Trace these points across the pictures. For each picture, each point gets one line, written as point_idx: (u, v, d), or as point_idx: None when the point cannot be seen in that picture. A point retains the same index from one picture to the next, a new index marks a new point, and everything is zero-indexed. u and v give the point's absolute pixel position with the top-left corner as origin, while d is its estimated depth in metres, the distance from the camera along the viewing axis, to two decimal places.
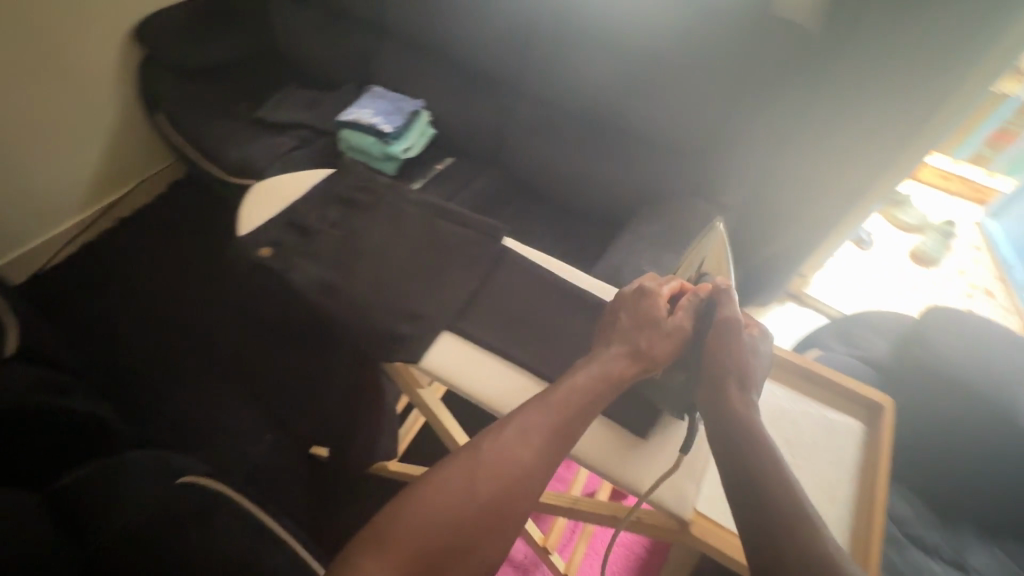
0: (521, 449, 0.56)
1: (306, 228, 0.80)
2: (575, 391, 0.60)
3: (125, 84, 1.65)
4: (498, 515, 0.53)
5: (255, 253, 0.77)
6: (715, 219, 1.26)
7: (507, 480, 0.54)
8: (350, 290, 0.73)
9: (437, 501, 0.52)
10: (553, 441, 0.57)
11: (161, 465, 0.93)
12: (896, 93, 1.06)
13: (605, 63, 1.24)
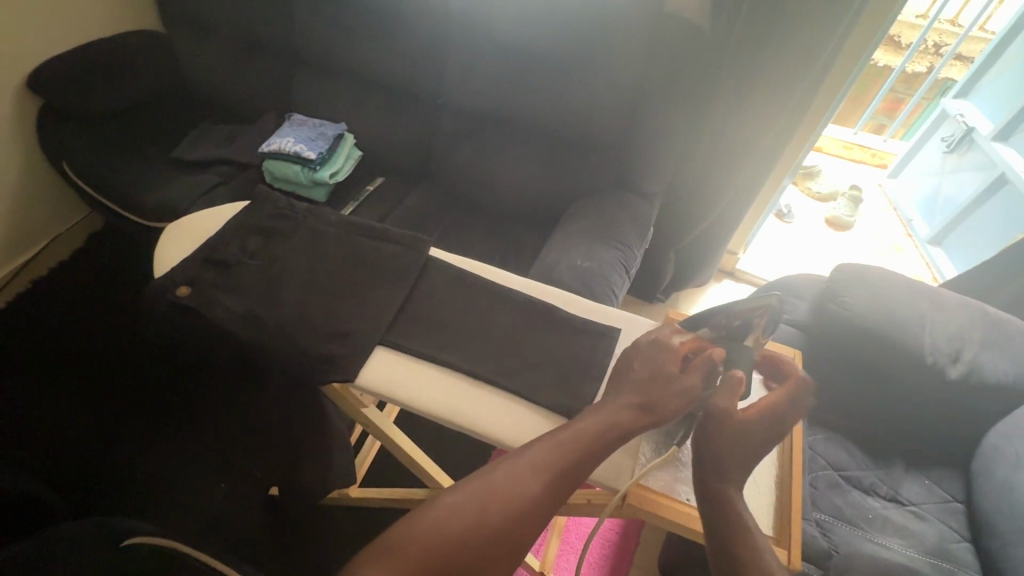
0: (528, 488, 0.56)
1: (227, 263, 0.79)
2: (585, 432, 0.61)
3: (23, 138, 1.56)
4: (497, 553, 0.52)
5: (171, 294, 0.74)
6: (642, 208, 1.33)
7: (520, 507, 0.55)
8: (272, 320, 0.73)
9: (437, 532, 0.52)
10: (561, 484, 0.57)
11: (98, 532, 0.88)
12: (780, 70, 1.17)
13: (521, 70, 1.28)
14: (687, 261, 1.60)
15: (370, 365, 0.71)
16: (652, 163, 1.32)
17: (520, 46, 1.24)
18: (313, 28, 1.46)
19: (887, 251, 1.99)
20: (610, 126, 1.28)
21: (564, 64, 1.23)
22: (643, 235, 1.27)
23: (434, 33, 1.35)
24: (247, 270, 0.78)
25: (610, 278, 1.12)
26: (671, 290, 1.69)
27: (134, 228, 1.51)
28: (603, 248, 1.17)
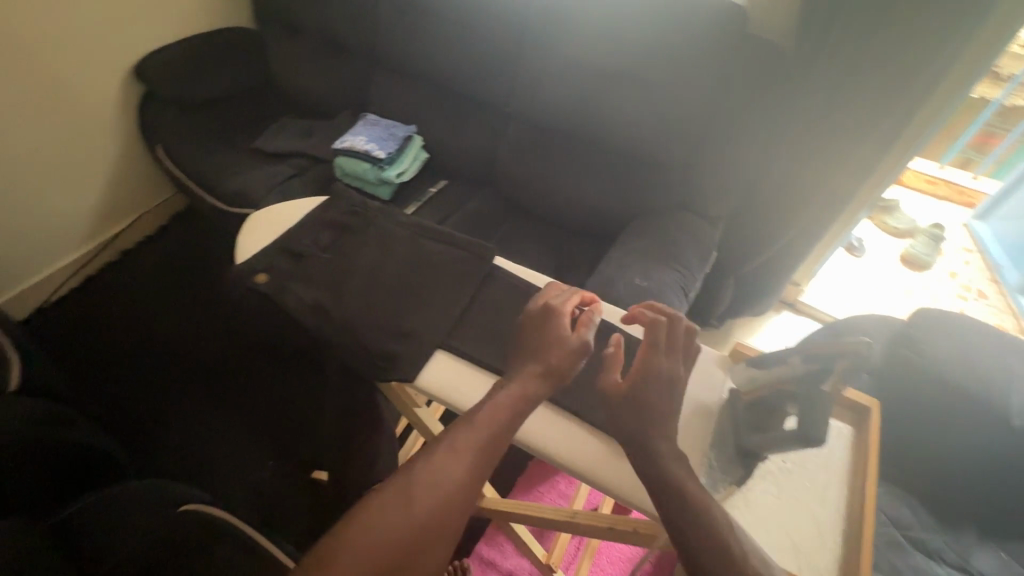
0: (451, 471, 0.57)
1: (301, 254, 0.82)
2: (502, 412, 0.63)
3: (125, 120, 1.69)
4: (429, 540, 0.54)
5: (250, 279, 0.79)
6: (707, 231, 1.30)
7: (446, 491, 0.56)
8: (338, 315, 0.75)
9: (370, 538, 0.52)
10: (483, 462, 0.59)
11: (162, 497, 0.97)
12: (862, 103, 1.12)
13: (596, 84, 1.27)
14: (748, 290, 1.54)
15: (428, 365, 0.72)
16: (718, 186, 1.30)
17: (594, 61, 1.25)
18: (394, 33, 1.52)
19: (970, 296, 1.85)
20: (678, 146, 1.26)
21: (637, 81, 1.22)
22: (705, 258, 1.24)
23: (511, 44, 1.37)
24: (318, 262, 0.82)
25: (668, 301, 1.09)
26: (726, 317, 1.63)
27: (213, 212, 1.60)
28: (662, 269, 1.15)
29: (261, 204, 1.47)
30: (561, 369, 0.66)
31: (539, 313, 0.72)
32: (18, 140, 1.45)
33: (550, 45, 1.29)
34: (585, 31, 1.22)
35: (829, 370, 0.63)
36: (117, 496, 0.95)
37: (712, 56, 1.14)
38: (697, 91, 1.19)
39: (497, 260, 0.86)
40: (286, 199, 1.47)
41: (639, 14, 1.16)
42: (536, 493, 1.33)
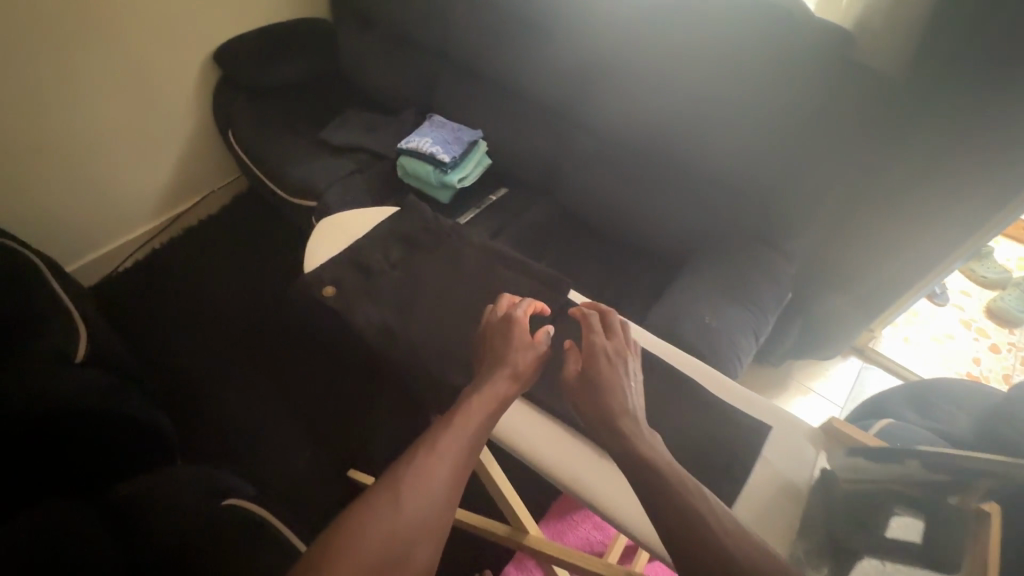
0: (438, 472, 0.64)
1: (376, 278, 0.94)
2: (480, 416, 0.71)
3: (200, 103, 1.73)
4: (422, 535, 0.59)
5: (319, 291, 0.91)
6: (783, 267, 1.21)
7: (434, 485, 0.62)
8: (403, 335, 0.88)
9: (370, 535, 0.57)
10: (463, 463, 0.66)
11: (207, 485, 1.00)
12: (969, 156, 1.01)
13: (676, 103, 1.21)
14: (817, 334, 1.43)
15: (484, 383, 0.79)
16: (800, 224, 1.21)
17: (675, 78, 1.19)
18: (463, 32, 1.47)
19: None
20: (758, 178, 1.20)
21: (721, 104, 1.16)
22: (781, 298, 1.16)
23: (585, 51, 1.30)
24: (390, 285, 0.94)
25: (737, 343, 1.05)
26: (788, 357, 1.54)
27: (275, 200, 1.63)
28: (731, 307, 1.09)
29: (321, 197, 1.47)
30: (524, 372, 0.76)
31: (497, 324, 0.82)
32: (101, 119, 1.52)
33: (630, 60, 1.23)
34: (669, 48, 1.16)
35: (964, 482, 0.62)
36: (166, 480, 0.99)
37: (808, 86, 1.06)
38: (785, 121, 1.11)
39: (569, 293, 0.96)
40: (345, 194, 1.47)
41: (732, 33, 1.08)
42: (571, 521, 1.29)
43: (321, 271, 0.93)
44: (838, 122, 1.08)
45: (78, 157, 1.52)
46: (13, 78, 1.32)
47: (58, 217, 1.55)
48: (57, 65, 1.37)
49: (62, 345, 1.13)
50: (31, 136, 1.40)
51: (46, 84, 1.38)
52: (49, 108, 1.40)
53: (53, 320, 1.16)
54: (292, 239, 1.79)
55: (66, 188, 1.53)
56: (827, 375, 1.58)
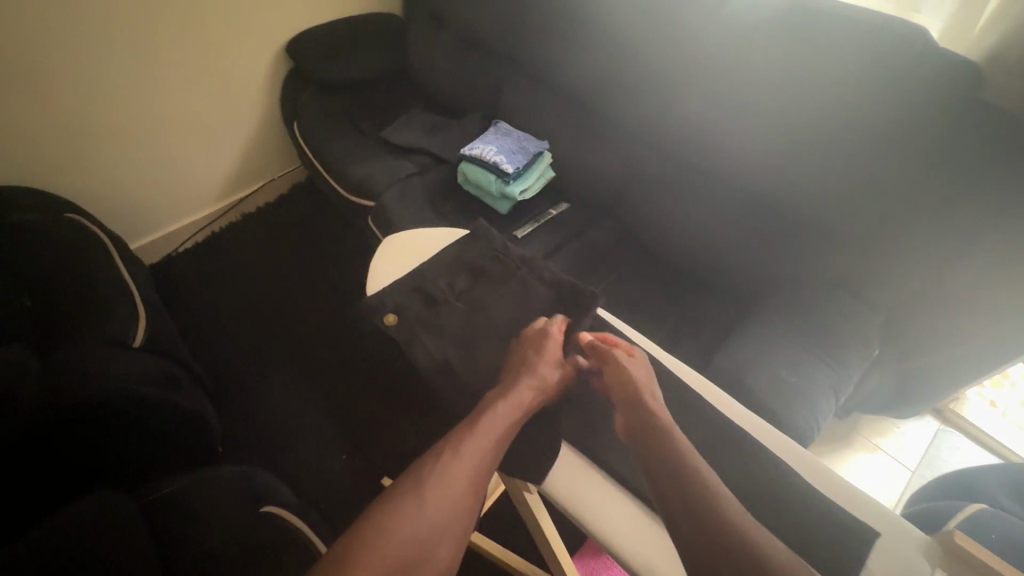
0: (460, 475, 0.64)
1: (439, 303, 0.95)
2: (502, 420, 0.71)
3: (269, 94, 1.76)
4: (443, 537, 0.60)
5: (380, 319, 0.91)
6: (865, 318, 1.12)
7: (451, 492, 0.63)
8: (462, 371, 0.85)
9: (392, 534, 0.58)
10: (486, 466, 0.66)
11: (247, 486, 1.00)
12: None
13: (768, 130, 1.15)
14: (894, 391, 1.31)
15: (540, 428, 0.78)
16: (891, 276, 1.11)
17: (772, 107, 1.13)
18: (541, 40, 1.44)
19: None
20: (847, 222, 1.11)
21: (817, 139, 1.09)
22: (869, 353, 1.08)
23: (672, 71, 1.25)
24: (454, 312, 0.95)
25: (817, 406, 0.98)
26: (856, 410, 1.42)
27: (334, 196, 1.63)
28: (811, 362, 1.02)
29: (378, 197, 1.45)
30: (550, 384, 0.78)
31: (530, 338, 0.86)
32: (175, 106, 1.56)
33: (722, 85, 1.18)
34: (769, 77, 1.11)
35: None
36: (204, 483, 0.99)
37: (914, 127, 0.97)
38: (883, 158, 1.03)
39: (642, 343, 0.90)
40: (403, 195, 1.45)
41: (842, 67, 1.02)
42: (607, 561, 1.23)
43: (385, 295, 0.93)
44: (951, 163, 0.96)
45: (150, 142, 1.56)
46: (97, 66, 1.37)
47: (128, 198, 1.60)
48: (138, 52, 1.42)
49: (122, 332, 1.17)
50: (107, 121, 1.46)
51: (128, 70, 1.42)
52: (127, 94, 1.45)
53: (114, 306, 1.20)
54: (345, 235, 1.79)
55: (137, 171, 1.58)
56: (898, 433, 1.45)
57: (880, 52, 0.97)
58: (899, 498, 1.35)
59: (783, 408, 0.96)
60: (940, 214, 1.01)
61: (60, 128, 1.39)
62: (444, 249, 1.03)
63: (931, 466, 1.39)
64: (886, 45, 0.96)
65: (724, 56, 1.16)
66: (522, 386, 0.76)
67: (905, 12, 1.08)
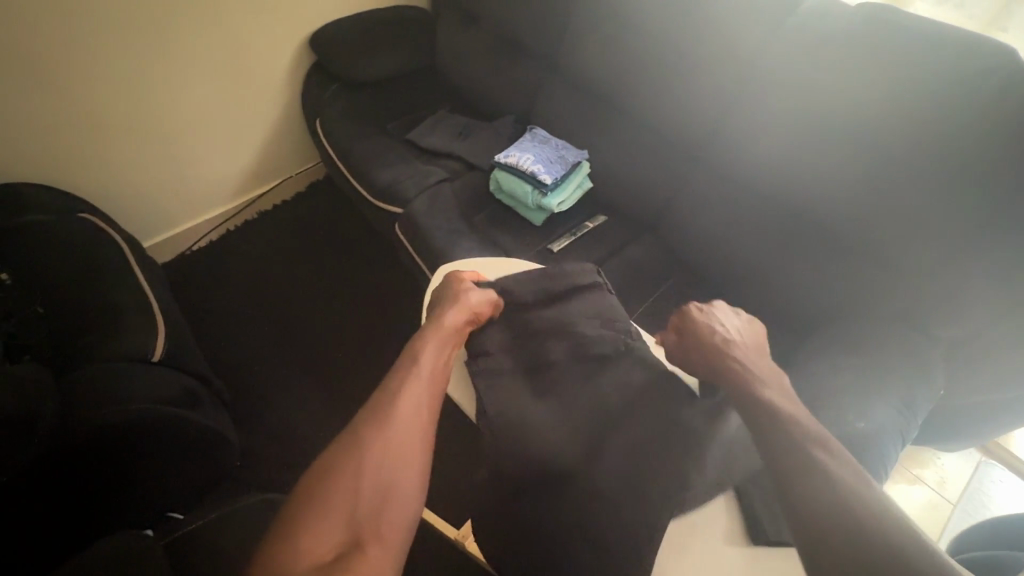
0: (402, 411, 0.68)
1: (486, 334, 0.92)
2: (427, 362, 0.77)
3: (291, 89, 1.68)
4: (399, 464, 0.63)
5: None
6: (924, 351, 1.07)
7: (405, 434, 0.66)
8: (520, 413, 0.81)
9: (345, 475, 0.60)
10: (430, 406, 0.71)
11: (273, 519, 0.96)
12: None
13: (825, 150, 1.10)
14: (940, 425, 1.26)
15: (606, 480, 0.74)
16: (959, 313, 1.04)
17: (831, 126, 1.07)
18: (589, 44, 1.39)
19: None
20: (913, 252, 1.05)
21: (882, 161, 1.03)
22: (933, 394, 1.04)
23: (730, 82, 1.19)
24: (499, 347, 0.91)
25: (886, 451, 0.94)
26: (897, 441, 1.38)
27: (358, 199, 1.57)
28: (880, 406, 0.97)
29: (407, 204, 1.39)
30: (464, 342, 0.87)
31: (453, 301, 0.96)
32: (194, 104, 1.49)
33: (780, 102, 1.13)
34: (832, 95, 1.06)
35: None
36: (228, 518, 0.94)
37: (987, 157, 0.93)
38: (950, 188, 0.97)
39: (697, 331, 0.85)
40: (433, 202, 1.39)
41: (917, 89, 0.97)
42: None
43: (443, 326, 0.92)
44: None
45: (167, 141, 1.50)
46: (114, 62, 1.31)
47: (143, 198, 1.54)
48: (155, 46, 1.35)
49: (141, 345, 1.12)
50: (121, 119, 1.39)
51: (145, 65, 1.36)
52: (143, 92, 1.39)
53: (133, 317, 1.16)
54: (368, 239, 1.73)
55: (153, 171, 1.52)
56: (938, 465, 1.41)
57: (962, 77, 0.93)
58: (942, 535, 1.29)
59: (853, 456, 0.92)
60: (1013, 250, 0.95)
61: (73, 126, 1.33)
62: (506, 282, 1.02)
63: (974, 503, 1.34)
64: (964, 71, 0.92)
65: (783, 71, 1.11)
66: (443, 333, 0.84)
67: (987, 30, 1.03)
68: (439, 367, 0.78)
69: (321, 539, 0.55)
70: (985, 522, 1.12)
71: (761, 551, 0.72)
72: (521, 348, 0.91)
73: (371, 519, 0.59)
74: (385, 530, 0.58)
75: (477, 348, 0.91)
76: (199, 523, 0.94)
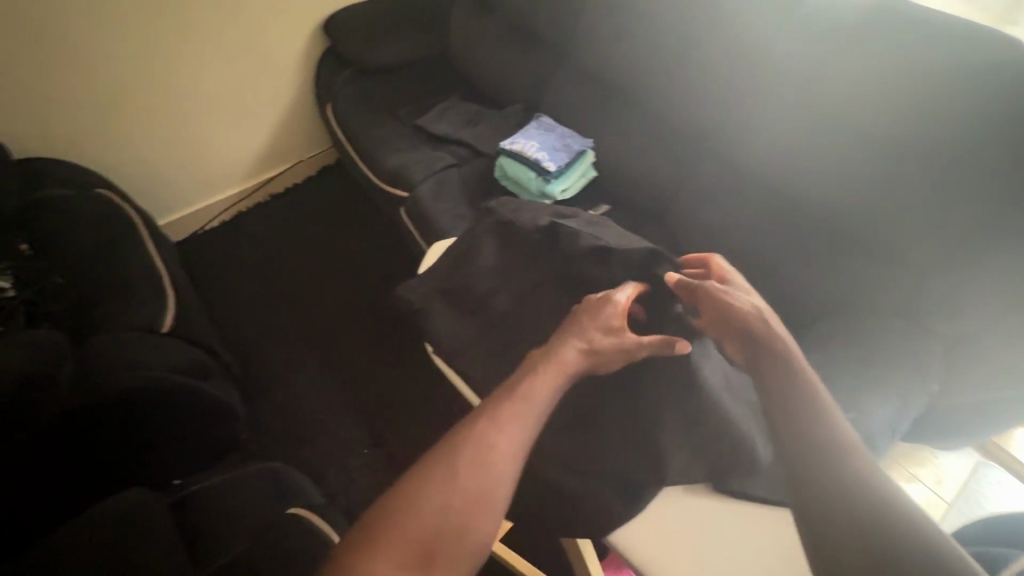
0: (498, 452, 0.65)
1: (475, 249, 1.00)
2: (545, 384, 0.72)
3: (305, 73, 1.71)
4: (484, 501, 0.62)
5: (442, 313, 0.98)
6: (922, 347, 1.08)
7: (500, 464, 0.64)
8: None
9: (432, 498, 0.61)
10: (528, 431, 0.68)
11: (275, 488, 1.00)
12: None
13: (827, 143, 1.10)
14: (944, 424, 1.25)
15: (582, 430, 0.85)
16: (962, 308, 1.04)
17: (837, 118, 1.07)
18: (600, 33, 1.39)
19: None
20: (914, 248, 1.05)
21: (884, 154, 1.03)
22: (927, 389, 1.05)
23: (736, 72, 1.20)
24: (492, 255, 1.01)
25: (873, 445, 0.94)
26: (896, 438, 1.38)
27: (367, 184, 1.60)
28: (873, 399, 0.98)
29: (413, 189, 1.41)
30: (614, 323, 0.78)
31: (459, 269, 0.99)
32: (210, 86, 1.53)
33: (788, 95, 1.13)
34: (839, 87, 1.06)
35: None
36: (232, 485, 0.98)
37: (989, 153, 0.93)
38: (949, 184, 0.98)
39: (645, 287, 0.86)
40: (439, 187, 1.41)
41: (923, 84, 0.97)
42: None
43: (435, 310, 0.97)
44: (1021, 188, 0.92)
45: (183, 123, 1.54)
46: (132, 43, 1.35)
47: (158, 177, 1.58)
48: (174, 30, 1.39)
49: (152, 316, 1.16)
50: (141, 100, 1.44)
51: (163, 46, 1.40)
52: (159, 73, 1.43)
53: (145, 290, 1.20)
54: (375, 223, 1.76)
55: (168, 150, 1.56)
56: (937, 465, 1.39)
57: (967, 71, 0.92)
58: None
59: None
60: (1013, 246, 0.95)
61: (94, 105, 1.38)
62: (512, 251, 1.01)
63: (970, 503, 1.34)
64: (971, 65, 0.92)
65: (788, 59, 1.11)
66: (571, 337, 0.77)
67: (999, 23, 1.02)
68: (555, 391, 0.72)
69: (389, 562, 0.57)
70: (978, 521, 1.11)
71: (730, 516, 0.77)
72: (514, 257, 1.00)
73: (443, 546, 0.59)
74: (450, 573, 0.58)
75: (467, 261, 0.99)
76: (202, 487, 0.98)
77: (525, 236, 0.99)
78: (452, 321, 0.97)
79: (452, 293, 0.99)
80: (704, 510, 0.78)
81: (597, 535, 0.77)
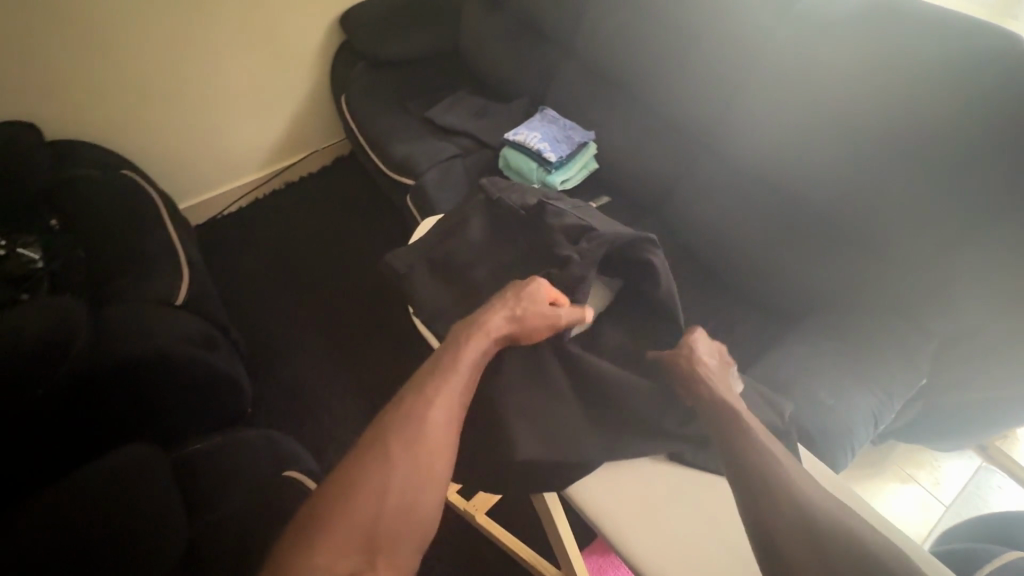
0: (430, 430, 0.70)
1: (468, 230, 1.04)
2: (464, 367, 0.77)
3: (322, 65, 1.77)
4: (423, 481, 0.67)
5: (435, 290, 1.01)
6: (914, 342, 1.08)
7: (430, 445, 0.69)
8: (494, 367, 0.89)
9: (370, 486, 0.65)
10: (456, 409, 0.74)
11: (272, 454, 1.05)
12: None
13: (823, 136, 1.11)
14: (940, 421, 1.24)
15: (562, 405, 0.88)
16: (955, 303, 1.04)
17: (834, 112, 1.08)
18: (604, 29, 1.41)
19: None
20: (907, 242, 1.05)
21: (880, 147, 1.04)
22: (914, 382, 1.05)
23: (736, 67, 1.21)
24: (484, 236, 1.04)
25: (853, 432, 0.95)
26: (893, 437, 1.37)
27: (376, 172, 1.65)
28: (855, 389, 0.99)
29: (418, 177, 1.46)
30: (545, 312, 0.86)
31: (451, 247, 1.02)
32: (230, 76, 1.60)
33: (786, 90, 1.14)
34: (837, 80, 1.06)
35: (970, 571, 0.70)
36: (231, 447, 1.04)
37: (983, 146, 0.93)
38: (942, 177, 0.98)
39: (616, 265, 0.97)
40: (443, 176, 1.45)
41: (919, 77, 0.97)
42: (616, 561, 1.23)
43: (428, 287, 1.01)
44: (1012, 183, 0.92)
45: (204, 111, 1.61)
46: (157, 33, 1.43)
47: (179, 162, 1.65)
48: (197, 21, 1.46)
49: (165, 290, 1.22)
50: (164, 88, 1.51)
51: (187, 37, 1.47)
52: (182, 62, 1.50)
53: (160, 265, 1.26)
54: (384, 212, 1.81)
55: (189, 137, 1.63)
56: (935, 467, 1.38)
57: (960, 64, 0.93)
58: (929, 536, 1.29)
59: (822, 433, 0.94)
60: (1005, 240, 0.95)
61: (120, 91, 1.45)
62: (504, 233, 1.05)
63: (968, 505, 1.33)
64: (967, 58, 0.92)
65: (787, 53, 1.12)
66: (489, 321, 0.82)
67: (999, 18, 1.03)
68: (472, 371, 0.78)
69: (337, 552, 0.60)
70: (968, 520, 1.10)
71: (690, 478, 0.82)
72: (506, 237, 1.04)
73: (386, 531, 0.63)
74: (399, 550, 0.63)
75: (459, 240, 1.03)
76: (202, 448, 1.03)
77: (511, 214, 1.05)
78: (441, 298, 1.00)
79: (443, 271, 1.02)
80: (666, 489, 0.81)
81: (566, 498, 0.80)
